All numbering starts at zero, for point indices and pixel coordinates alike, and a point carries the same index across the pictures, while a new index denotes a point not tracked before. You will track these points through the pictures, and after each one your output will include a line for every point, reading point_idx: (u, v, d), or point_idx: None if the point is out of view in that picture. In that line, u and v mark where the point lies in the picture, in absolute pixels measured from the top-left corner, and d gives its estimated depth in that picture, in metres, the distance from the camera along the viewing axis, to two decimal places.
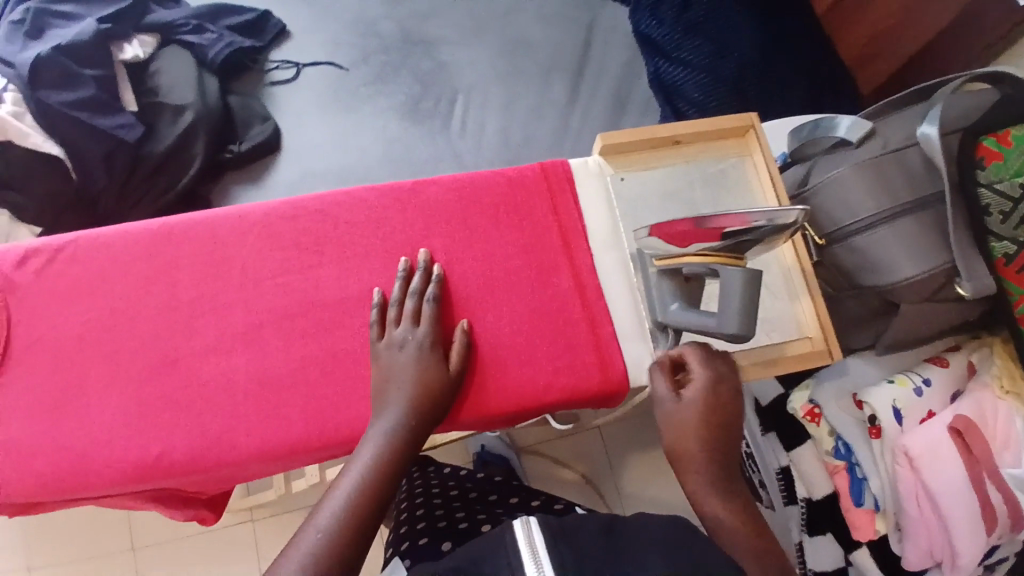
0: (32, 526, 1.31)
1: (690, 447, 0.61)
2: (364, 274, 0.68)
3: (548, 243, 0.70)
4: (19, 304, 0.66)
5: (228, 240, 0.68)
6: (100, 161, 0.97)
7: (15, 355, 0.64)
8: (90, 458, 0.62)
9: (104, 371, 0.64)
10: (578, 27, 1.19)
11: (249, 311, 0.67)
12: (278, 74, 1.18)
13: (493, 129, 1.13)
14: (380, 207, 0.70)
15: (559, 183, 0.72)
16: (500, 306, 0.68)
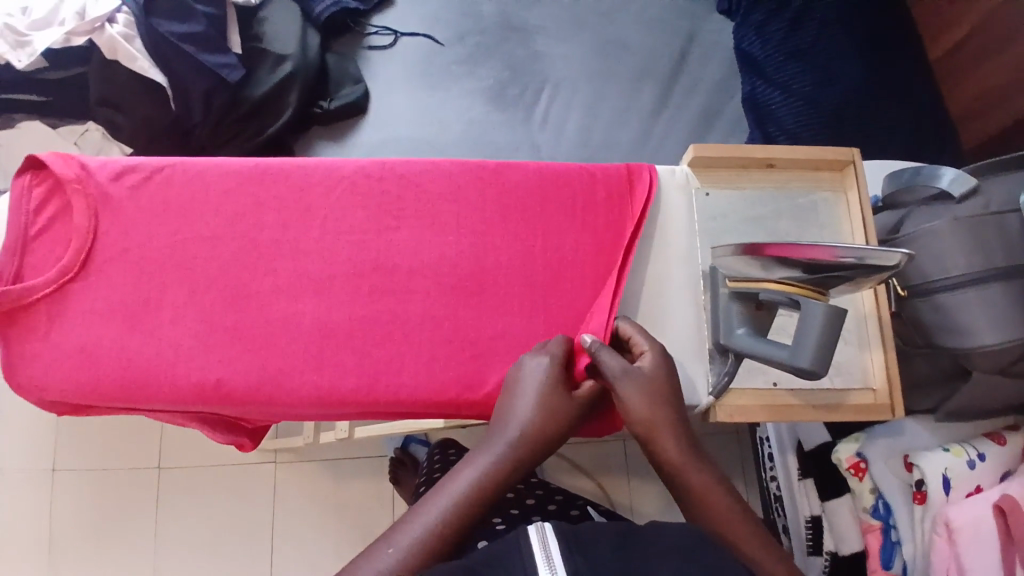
0: (76, 428, 1.39)
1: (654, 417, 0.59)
2: (436, 244, 0.69)
3: (621, 245, 0.70)
4: (108, 215, 0.68)
5: (312, 188, 0.70)
6: (200, 96, 1.01)
7: (96, 264, 0.67)
8: (150, 373, 0.65)
9: (177, 294, 0.67)
10: (679, 35, 1.16)
11: (321, 261, 0.68)
12: (376, 39, 1.20)
13: (574, 124, 1.12)
14: (462, 182, 0.71)
15: (643, 187, 0.71)
16: (563, 300, 0.68)
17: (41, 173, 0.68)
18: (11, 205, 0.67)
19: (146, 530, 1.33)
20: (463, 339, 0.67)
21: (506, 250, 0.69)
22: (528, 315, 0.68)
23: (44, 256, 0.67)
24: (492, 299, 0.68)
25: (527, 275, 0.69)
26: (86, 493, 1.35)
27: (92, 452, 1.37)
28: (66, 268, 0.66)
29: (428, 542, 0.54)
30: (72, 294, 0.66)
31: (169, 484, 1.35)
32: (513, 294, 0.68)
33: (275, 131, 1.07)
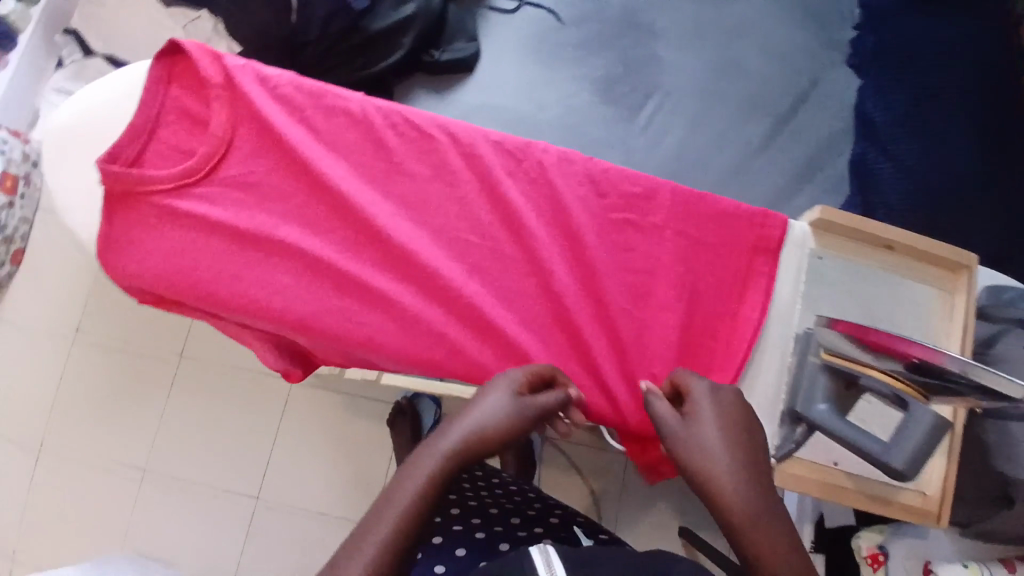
0: (106, 296, 1.40)
1: (703, 460, 0.51)
2: (527, 231, 0.64)
3: (728, 289, 0.64)
4: (237, 124, 0.66)
5: (423, 144, 0.66)
6: (320, 19, 0.99)
7: (206, 169, 0.64)
8: (223, 284, 0.63)
9: (265, 214, 0.65)
10: (802, 77, 1.11)
11: (411, 221, 0.65)
12: (500, 1, 1.17)
13: (674, 140, 1.09)
14: (578, 177, 0.65)
15: (773, 232, 0.65)
16: (654, 326, 0.63)
17: (181, 59, 0.66)
18: (148, 90, 0.65)
19: (154, 410, 1.36)
20: (532, 338, 0.62)
21: (605, 255, 0.64)
22: (613, 331, 0.62)
23: (171, 151, 0.66)
24: (581, 303, 0.63)
25: (618, 292, 0.63)
26: (101, 359, 1.38)
27: (117, 323, 1.39)
28: (192, 170, 0.64)
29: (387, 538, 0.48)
30: (189, 197, 0.64)
31: (184, 374, 1.37)
32: (598, 306, 0.63)
33: (376, 72, 1.05)
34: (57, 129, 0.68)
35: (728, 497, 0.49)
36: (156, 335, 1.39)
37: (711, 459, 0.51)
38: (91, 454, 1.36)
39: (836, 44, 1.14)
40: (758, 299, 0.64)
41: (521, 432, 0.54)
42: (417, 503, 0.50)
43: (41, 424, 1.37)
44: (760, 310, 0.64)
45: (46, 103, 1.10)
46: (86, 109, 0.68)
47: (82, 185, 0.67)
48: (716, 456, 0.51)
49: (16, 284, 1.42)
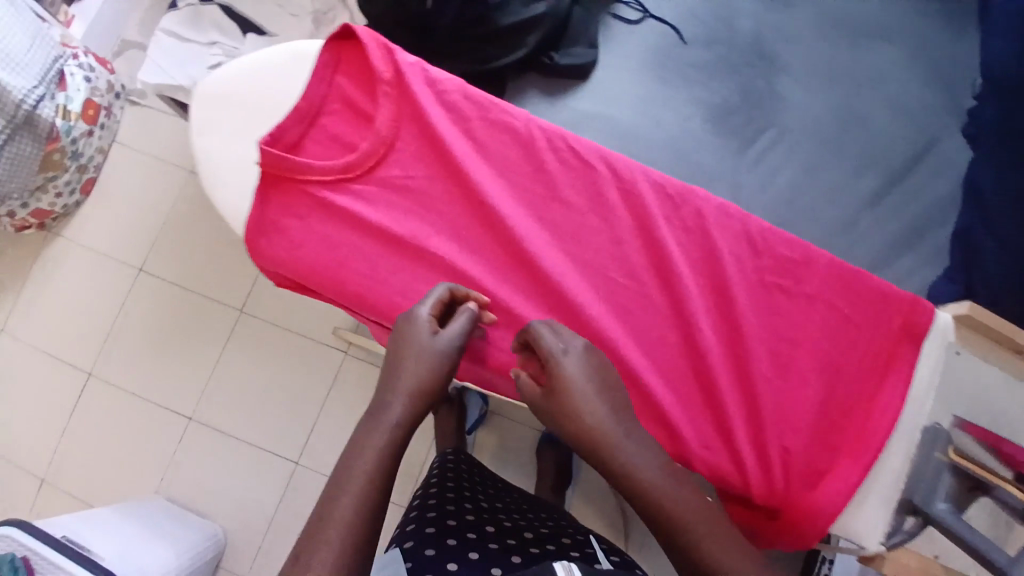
0: (176, 238, 1.43)
1: (596, 429, 0.58)
2: (676, 280, 0.66)
3: (863, 370, 0.66)
4: (402, 125, 0.70)
5: (586, 177, 0.68)
6: (458, 2, 0.97)
7: (363, 167, 0.69)
8: (371, 281, 0.67)
9: (423, 221, 0.68)
10: (920, 136, 1.11)
11: (564, 252, 0.67)
12: (626, 11, 1.16)
13: (783, 182, 1.10)
14: (735, 234, 0.67)
15: (922, 321, 0.65)
16: (795, 394, 0.64)
17: (353, 53, 0.70)
18: (315, 77, 0.70)
19: (209, 358, 1.39)
20: (666, 384, 0.64)
21: (755, 316, 0.66)
22: (751, 392, 0.64)
23: (329, 141, 0.70)
24: (722, 359, 0.65)
25: (760, 355, 0.65)
26: (162, 299, 1.41)
27: (184, 267, 1.42)
28: (350, 165, 0.68)
29: (361, 501, 0.55)
30: (342, 191, 0.68)
31: (243, 328, 1.39)
32: (736, 364, 0.65)
33: (496, 67, 1.03)
34: (215, 84, 0.71)
35: (620, 449, 0.58)
36: (221, 284, 1.41)
37: (598, 409, 0.59)
38: (140, 391, 1.38)
39: (955, 111, 1.12)
40: (898, 385, 0.65)
41: (439, 376, 0.61)
42: (381, 465, 0.57)
43: (94, 354, 1.40)
44: (899, 399, 0.64)
45: (154, 43, 1.08)
46: (218, 85, 0.71)
47: (208, 141, 0.70)
48: (599, 406, 0.59)
49: (82, 210, 1.45)
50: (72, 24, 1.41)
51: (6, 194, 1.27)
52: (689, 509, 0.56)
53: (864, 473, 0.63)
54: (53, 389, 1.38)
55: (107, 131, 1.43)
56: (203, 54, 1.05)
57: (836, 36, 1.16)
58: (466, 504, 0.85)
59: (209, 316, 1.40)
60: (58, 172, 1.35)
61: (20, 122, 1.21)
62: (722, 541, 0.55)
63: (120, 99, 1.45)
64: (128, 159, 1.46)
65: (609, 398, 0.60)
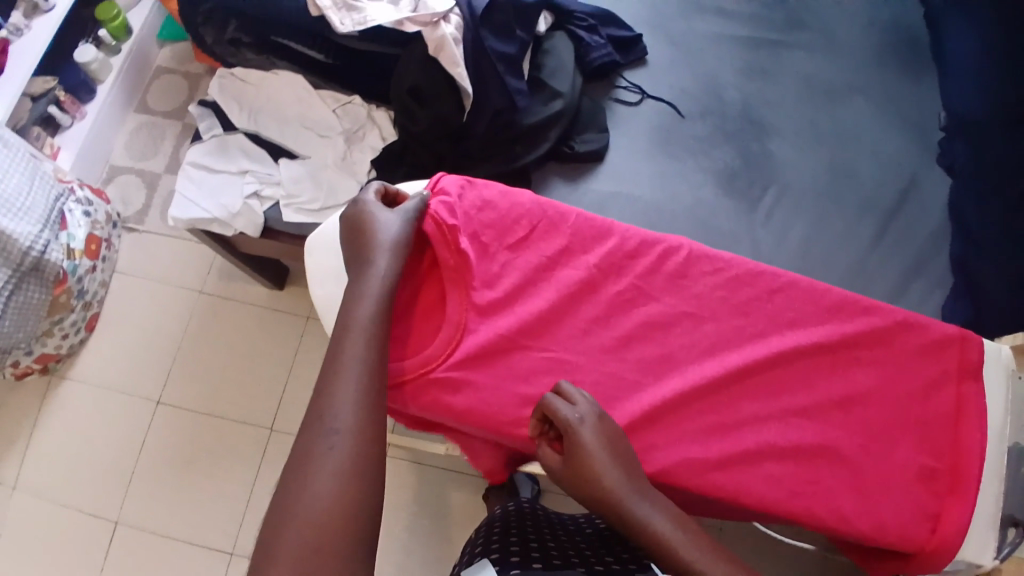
0: (192, 361, 1.40)
1: (619, 489, 0.62)
2: (758, 371, 0.72)
3: (943, 410, 0.72)
4: (472, 300, 0.73)
5: (648, 286, 0.75)
6: (490, 111, 1.01)
7: (457, 334, 0.71)
8: (477, 419, 0.69)
9: (518, 360, 0.71)
10: (902, 175, 1.23)
11: (647, 356, 0.72)
12: (625, 95, 1.26)
13: (796, 232, 1.18)
14: (796, 320, 0.74)
15: (974, 356, 0.73)
16: (888, 446, 0.70)
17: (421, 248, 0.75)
18: None
19: (244, 483, 1.32)
20: (776, 460, 0.69)
21: (833, 389, 0.72)
22: (852, 456, 0.70)
23: (422, 332, 0.72)
24: (820, 434, 0.70)
25: (849, 424, 0.71)
26: (184, 429, 1.36)
27: (205, 392, 1.38)
28: (432, 356, 0.70)
29: (353, 415, 0.62)
30: (431, 384, 0.70)
31: (275, 446, 1.34)
32: (833, 433, 0.70)
33: (525, 163, 1.07)
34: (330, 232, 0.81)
35: (626, 498, 0.62)
36: (246, 401, 1.37)
37: (602, 456, 0.63)
38: (173, 527, 1.31)
39: (926, 147, 1.26)
40: (976, 417, 0.71)
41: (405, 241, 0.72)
42: (369, 334, 0.67)
43: (118, 499, 1.32)
44: (981, 434, 0.71)
45: (181, 177, 1.06)
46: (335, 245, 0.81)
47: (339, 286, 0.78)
48: (604, 459, 0.63)
49: (87, 345, 1.42)
50: (60, 153, 1.44)
51: (14, 345, 1.24)
52: (683, 548, 0.62)
53: (973, 504, 0.69)
54: (78, 542, 1.30)
55: (108, 263, 1.43)
56: (237, 183, 1.05)
57: (811, 96, 1.29)
58: (545, 530, 0.87)
59: (236, 438, 1.35)
60: (64, 313, 1.32)
61: (28, 269, 1.18)
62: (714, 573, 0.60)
63: (116, 227, 1.46)
64: (132, 287, 1.45)
65: (617, 460, 0.64)
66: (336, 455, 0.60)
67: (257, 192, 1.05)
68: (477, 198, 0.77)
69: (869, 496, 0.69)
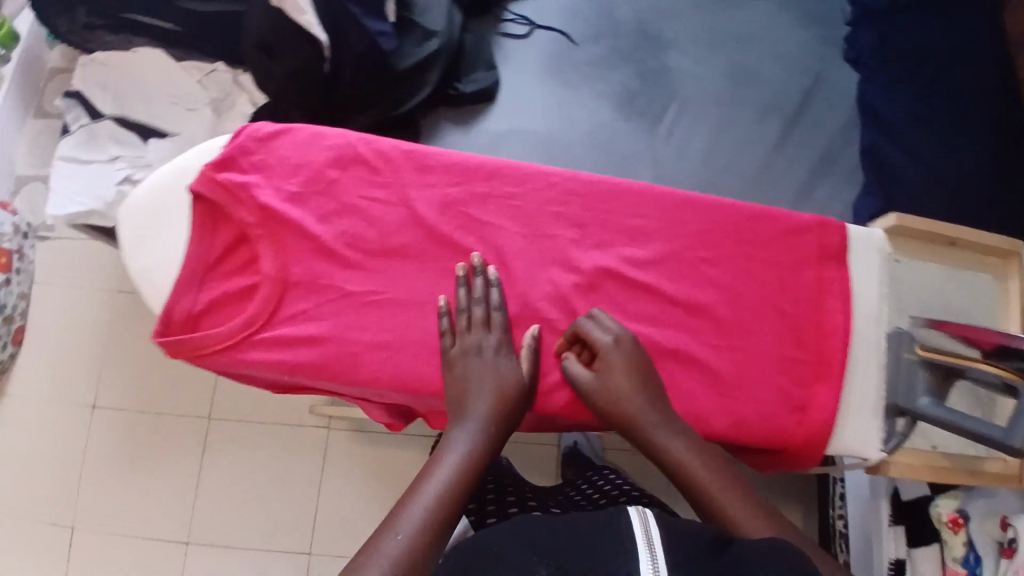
0: (121, 363, 1.37)
1: (638, 411, 0.62)
2: (610, 279, 0.69)
3: (804, 297, 0.70)
4: (288, 253, 0.66)
5: (486, 207, 0.68)
6: (354, 59, 0.97)
7: (283, 290, 0.65)
8: (314, 368, 0.63)
9: (351, 304, 0.65)
10: (806, 75, 1.20)
11: (492, 280, 0.67)
12: (512, 27, 1.20)
13: (699, 145, 1.16)
14: (647, 225, 0.70)
15: (835, 240, 0.71)
16: (747, 341, 0.69)
17: (219, 212, 0.66)
18: (191, 246, 0.65)
19: (190, 472, 1.32)
20: None
21: (692, 290, 0.70)
22: (715, 355, 0.68)
23: (240, 291, 0.65)
24: (677, 336, 0.68)
25: (710, 322, 0.69)
26: (125, 432, 1.34)
27: (138, 391, 1.35)
28: (251, 319, 0.64)
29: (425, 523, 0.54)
30: (254, 345, 0.64)
31: (216, 435, 1.33)
32: (693, 334, 0.69)
33: (409, 110, 1.04)
34: (141, 195, 0.67)
35: (648, 426, 0.61)
36: (175, 396, 1.35)
37: (621, 385, 0.63)
38: (130, 526, 1.31)
39: (833, 42, 1.23)
40: (838, 300, 0.70)
41: (505, 388, 0.62)
42: (458, 472, 0.57)
43: (71, 506, 1.32)
44: (843, 315, 0.70)
45: (51, 174, 1.00)
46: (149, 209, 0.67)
47: (163, 251, 0.66)
48: (636, 396, 0.62)
49: (14, 363, 1.38)
50: None
51: None
52: (708, 484, 0.57)
53: (840, 388, 0.68)
54: (38, 552, 1.30)
55: (25, 275, 1.38)
56: (107, 170, 1.00)
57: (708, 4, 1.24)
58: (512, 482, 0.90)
59: (173, 430, 1.33)
60: None
61: None
62: (739, 514, 0.55)
63: (31, 238, 1.41)
64: (54, 297, 1.41)
65: (651, 397, 0.62)
66: (402, 552, 0.51)
67: (129, 177, 1.01)
68: (280, 145, 0.68)
69: (734, 394, 0.67)
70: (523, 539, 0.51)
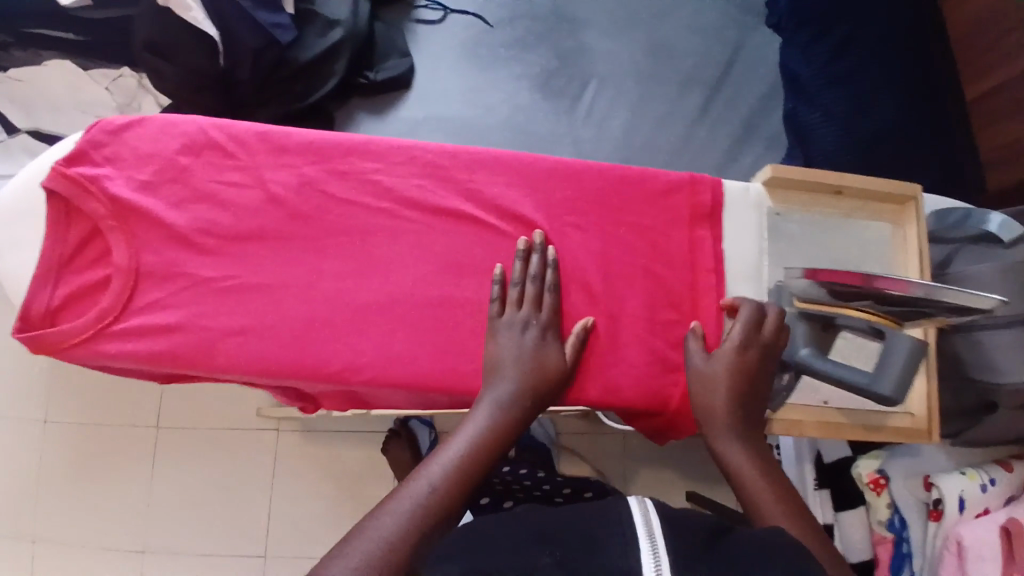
0: (70, 380, 1.38)
1: (716, 402, 0.62)
2: (475, 250, 0.67)
3: (676, 257, 0.70)
4: (140, 241, 0.65)
5: (336, 185, 0.67)
6: (250, 54, 0.97)
7: (138, 281, 0.64)
8: (171, 355, 0.63)
9: (208, 290, 0.64)
10: (726, 43, 1.18)
11: (348, 259, 0.66)
12: (425, 14, 1.19)
13: (618, 124, 1.14)
14: (513, 193, 0.69)
15: (706, 197, 0.70)
16: (619, 305, 0.69)
17: (72, 210, 0.66)
18: (47, 242, 0.65)
19: (142, 482, 1.33)
20: None
21: (564, 256, 0.69)
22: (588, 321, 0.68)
23: (98, 285, 0.66)
24: (545, 305, 0.67)
25: (581, 287, 0.68)
26: (77, 445, 1.35)
27: (88, 404, 1.36)
28: (107, 311, 0.64)
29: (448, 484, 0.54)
30: (112, 336, 0.64)
31: (165, 443, 1.34)
32: (564, 301, 0.68)
33: (316, 99, 1.05)
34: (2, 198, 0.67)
35: (723, 417, 0.61)
36: (122, 409, 1.36)
37: (722, 379, 0.62)
38: (86, 539, 1.30)
39: (754, 9, 1.22)
40: (710, 258, 0.70)
41: (544, 371, 0.62)
42: (484, 441, 0.57)
43: (28, 520, 1.31)
44: (713, 273, 0.69)
45: None
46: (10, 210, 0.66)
47: (16, 255, 0.66)
48: (723, 384, 0.62)
49: None
50: None
51: None
52: (753, 477, 0.58)
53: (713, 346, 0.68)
54: None
55: None
56: None
57: None
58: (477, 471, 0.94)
59: (123, 441, 1.34)
60: None
61: None
62: (772, 509, 0.55)
63: None
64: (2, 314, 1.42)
65: (742, 387, 0.62)
66: (422, 508, 0.52)
67: None
68: (133, 137, 0.68)
69: (605, 358, 0.67)
70: (516, 539, 0.45)
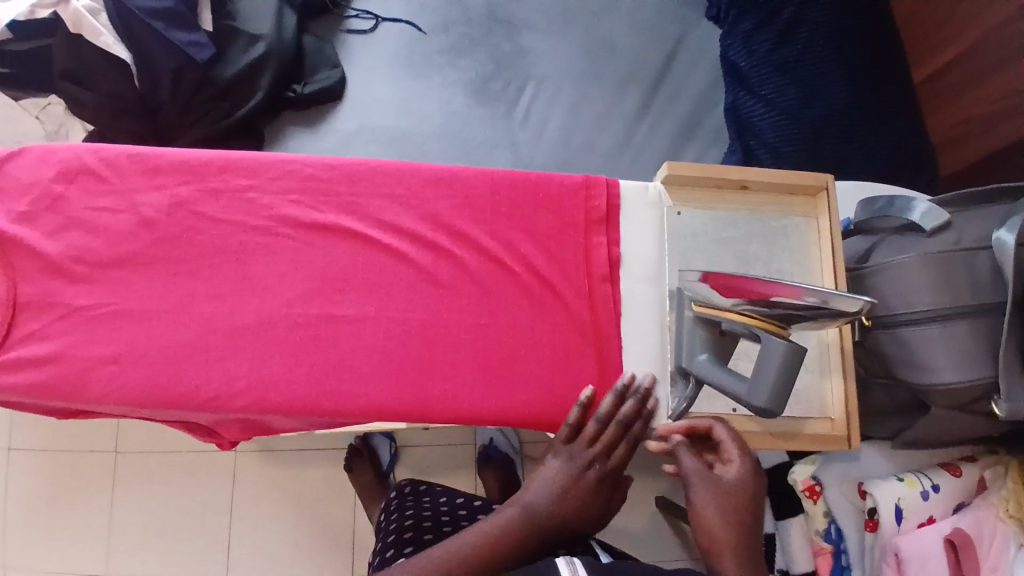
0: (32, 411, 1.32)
1: (721, 533, 0.56)
2: (358, 265, 0.66)
3: (572, 262, 0.67)
4: (19, 273, 0.64)
5: (220, 205, 0.66)
6: (167, 74, 0.96)
7: (14, 312, 0.63)
8: (43, 388, 0.61)
9: (83, 318, 0.63)
10: (664, 39, 1.15)
11: (230, 279, 0.65)
12: (357, 23, 1.17)
13: (555, 125, 1.10)
14: (398, 205, 0.67)
15: (600, 202, 0.68)
16: (512, 314, 0.65)
17: None
18: None
19: (103, 511, 1.25)
20: (392, 354, 0.64)
21: (452, 265, 0.66)
22: (478, 333, 0.65)
23: None
24: (434, 317, 0.65)
25: (471, 298, 0.66)
26: (39, 477, 1.27)
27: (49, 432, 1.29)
28: None
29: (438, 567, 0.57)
30: None
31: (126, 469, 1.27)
32: (453, 312, 0.65)
33: (243, 115, 1.03)
34: None
35: (728, 551, 0.55)
36: (78, 437, 1.28)
37: (724, 507, 0.57)
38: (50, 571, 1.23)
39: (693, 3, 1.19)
40: (607, 262, 0.67)
41: (582, 511, 0.61)
42: (493, 543, 0.59)
43: None
44: (610, 280, 0.67)
45: None
46: None
47: None
48: (715, 513, 0.57)
49: None
50: None
51: None
52: None
53: (614, 355, 0.65)
54: None
55: None
56: None
57: None
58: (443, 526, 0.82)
59: (82, 468, 1.27)
60: None
61: None
62: None
63: None
64: None
65: (739, 519, 0.57)
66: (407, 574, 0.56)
67: None
68: (12, 167, 0.67)
69: (498, 372, 0.64)
70: None
